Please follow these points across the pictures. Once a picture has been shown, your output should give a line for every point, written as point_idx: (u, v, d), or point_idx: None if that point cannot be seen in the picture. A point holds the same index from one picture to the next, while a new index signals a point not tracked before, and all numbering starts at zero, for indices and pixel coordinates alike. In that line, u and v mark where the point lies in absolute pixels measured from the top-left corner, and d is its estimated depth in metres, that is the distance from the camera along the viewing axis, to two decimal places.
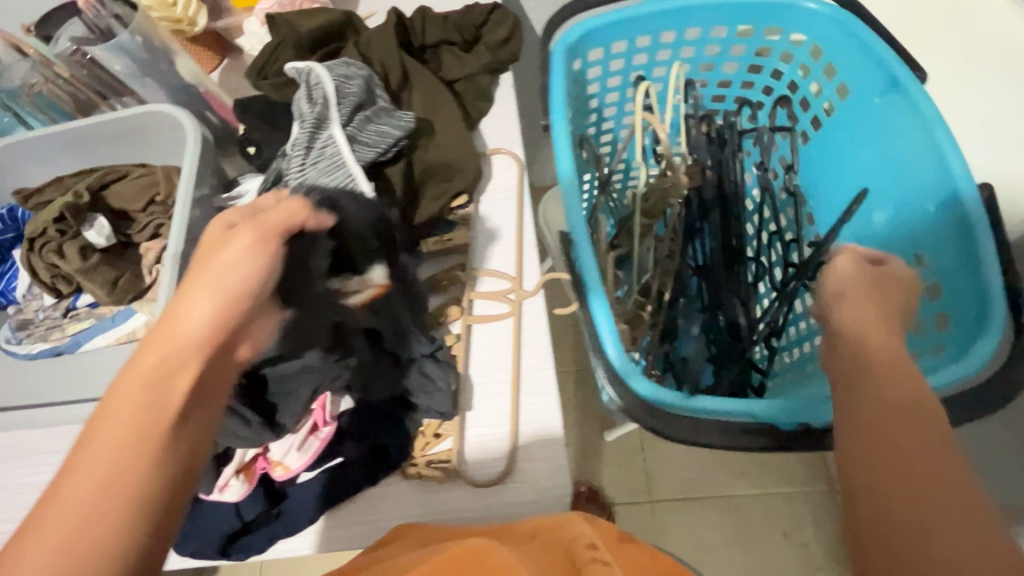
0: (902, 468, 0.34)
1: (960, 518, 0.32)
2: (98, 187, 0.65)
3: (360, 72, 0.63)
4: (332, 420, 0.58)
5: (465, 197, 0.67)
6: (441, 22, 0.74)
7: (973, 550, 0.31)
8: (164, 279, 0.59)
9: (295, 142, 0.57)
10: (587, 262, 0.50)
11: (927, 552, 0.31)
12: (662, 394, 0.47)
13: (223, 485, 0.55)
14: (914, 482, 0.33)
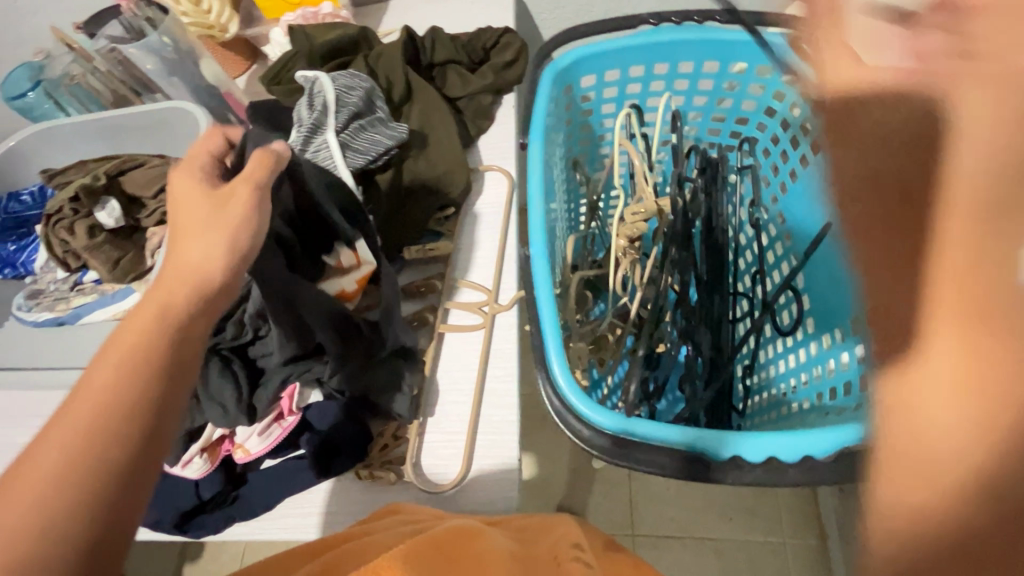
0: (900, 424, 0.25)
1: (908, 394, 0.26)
2: (114, 172, 0.70)
3: (363, 86, 0.67)
4: (298, 411, 0.59)
5: (451, 210, 0.70)
6: (450, 43, 0.78)
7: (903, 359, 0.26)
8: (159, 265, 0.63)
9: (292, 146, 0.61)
10: (541, 289, 0.51)
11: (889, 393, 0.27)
12: (610, 420, 0.46)
13: (186, 460, 0.57)
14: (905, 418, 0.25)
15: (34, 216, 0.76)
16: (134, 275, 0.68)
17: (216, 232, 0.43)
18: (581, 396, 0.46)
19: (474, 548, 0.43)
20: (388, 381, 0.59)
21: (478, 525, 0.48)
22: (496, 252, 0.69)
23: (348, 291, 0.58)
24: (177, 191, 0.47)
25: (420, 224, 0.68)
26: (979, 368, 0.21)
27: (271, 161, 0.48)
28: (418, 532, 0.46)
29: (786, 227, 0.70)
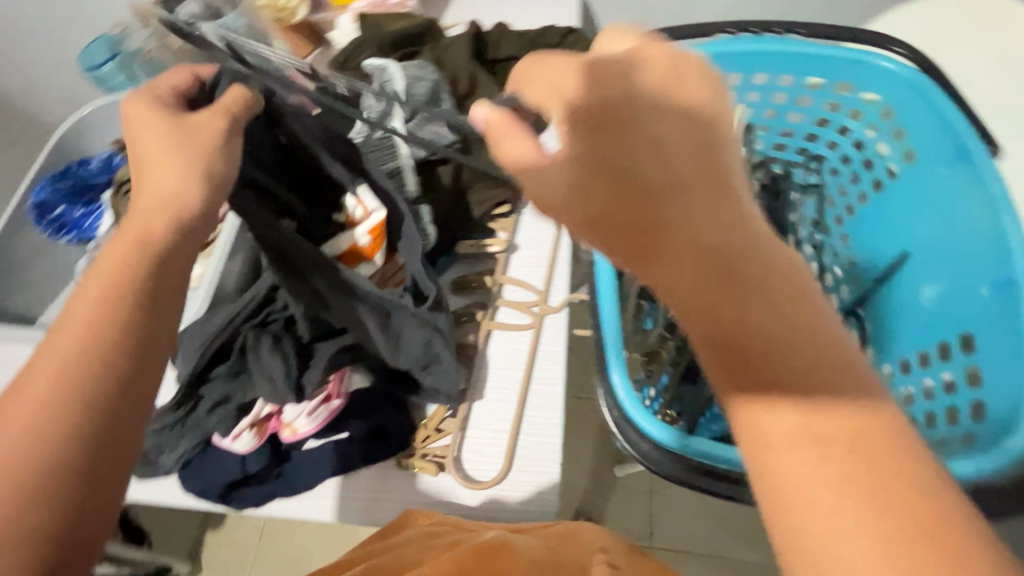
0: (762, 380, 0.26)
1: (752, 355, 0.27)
2: None
3: (429, 80, 0.67)
4: (344, 395, 0.60)
5: (506, 208, 0.70)
6: (515, 39, 0.78)
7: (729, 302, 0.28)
8: (220, 243, 0.66)
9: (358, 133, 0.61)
10: (604, 296, 0.51)
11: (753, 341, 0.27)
12: (666, 434, 0.45)
13: (236, 434, 0.58)
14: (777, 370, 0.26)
15: (102, 184, 0.78)
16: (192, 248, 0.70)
17: (196, 184, 0.41)
18: (639, 407, 0.46)
19: (513, 561, 0.43)
20: (407, 341, 0.57)
21: (506, 537, 0.47)
22: (546, 254, 0.69)
23: (361, 244, 0.59)
24: (139, 124, 0.43)
25: (474, 220, 0.68)
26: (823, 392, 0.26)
27: (249, 100, 0.45)
28: (454, 545, 0.46)
29: (850, 252, 0.67)
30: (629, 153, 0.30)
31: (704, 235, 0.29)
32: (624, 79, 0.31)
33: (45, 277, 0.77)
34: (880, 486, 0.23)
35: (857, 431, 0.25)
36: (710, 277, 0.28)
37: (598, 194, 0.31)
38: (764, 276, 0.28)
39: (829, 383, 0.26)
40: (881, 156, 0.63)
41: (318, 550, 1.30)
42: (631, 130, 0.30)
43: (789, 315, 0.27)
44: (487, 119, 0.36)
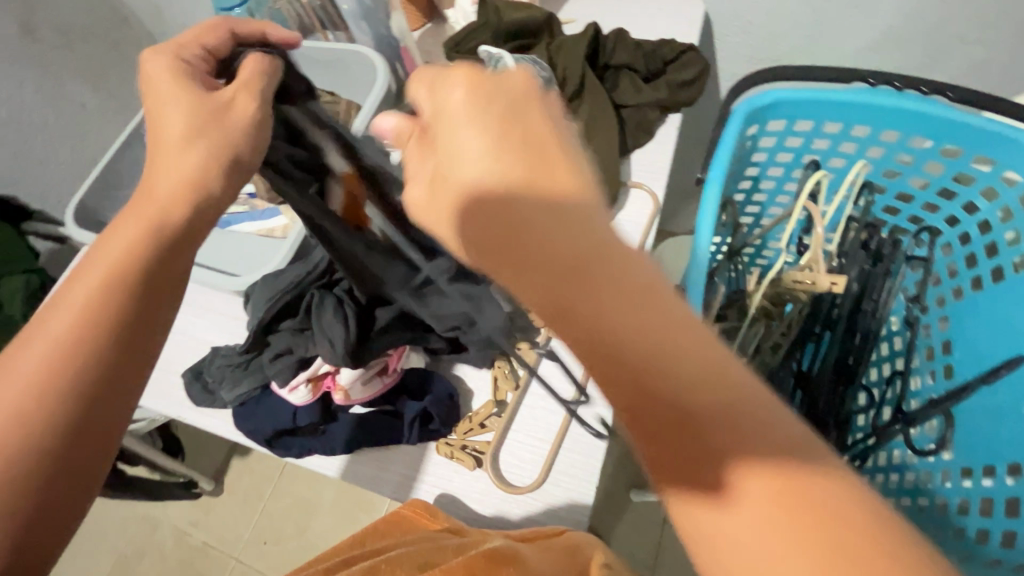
0: (672, 426, 0.26)
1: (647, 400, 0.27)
2: None
3: (544, 77, 0.65)
4: (397, 371, 0.62)
5: None
6: (632, 48, 0.76)
7: (622, 333, 0.28)
8: None
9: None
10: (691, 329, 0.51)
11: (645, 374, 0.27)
12: None
13: (293, 386, 0.60)
14: (678, 411, 0.27)
15: None
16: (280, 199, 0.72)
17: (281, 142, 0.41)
18: None
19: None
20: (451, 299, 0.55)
21: (518, 548, 0.46)
22: None
23: None
24: (168, 75, 0.42)
25: None
26: (732, 422, 0.26)
27: (263, 66, 0.41)
28: (462, 551, 0.44)
29: (946, 334, 0.63)
30: (475, 177, 0.32)
31: (553, 248, 0.30)
32: (467, 92, 0.34)
33: None
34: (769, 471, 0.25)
35: (735, 431, 0.26)
36: (606, 308, 0.28)
37: (465, 221, 0.33)
38: (616, 278, 0.29)
39: (692, 387, 0.27)
40: (1010, 244, 0.56)
41: (331, 497, 1.35)
42: (475, 148, 0.33)
43: (651, 317, 0.28)
44: (396, 129, 0.37)
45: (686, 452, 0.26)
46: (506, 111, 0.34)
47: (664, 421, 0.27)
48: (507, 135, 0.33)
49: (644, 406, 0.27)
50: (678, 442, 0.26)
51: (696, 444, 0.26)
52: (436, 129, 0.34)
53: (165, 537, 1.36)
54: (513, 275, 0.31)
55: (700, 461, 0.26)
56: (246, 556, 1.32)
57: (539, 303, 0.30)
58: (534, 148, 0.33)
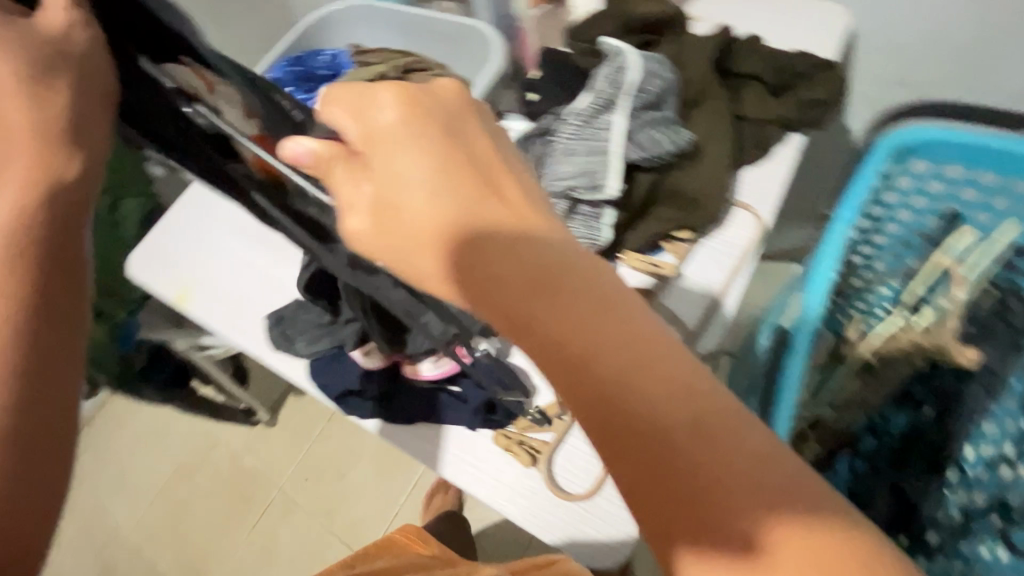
0: (658, 453, 0.25)
1: (632, 425, 0.25)
2: (405, 69, 0.75)
3: (665, 79, 0.61)
4: (466, 354, 0.62)
5: (687, 233, 0.64)
6: (763, 56, 0.70)
7: (605, 345, 0.27)
8: None
9: (573, 121, 0.59)
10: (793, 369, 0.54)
11: (631, 395, 0.26)
12: None
13: (367, 350, 0.62)
14: (670, 433, 0.25)
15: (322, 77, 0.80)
16: None
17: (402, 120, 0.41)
18: None
19: None
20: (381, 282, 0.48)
21: None
22: (711, 296, 0.62)
23: None
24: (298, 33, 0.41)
25: (654, 236, 0.63)
26: (721, 437, 0.25)
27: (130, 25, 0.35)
28: None
29: None
30: (420, 203, 0.33)
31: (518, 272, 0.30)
32: (398, 105, 0.34)
33: None
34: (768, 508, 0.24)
35: (720, 470, 0.24)
36: (587, 319, 0.27)
37: (416, 255, 0.33)
38: (586, 299, 0.28)
39: (671, 417, 0.25)
40: None
41: (373, 451, 1.42)
42: (411, 171, 0.33)
43: (625, 342, 0.27)
44: (312, 152, 0.35)
45: (681, 481, 0.25)
46: (441, 121, 0.35)
47: (652, 444, 0.25)
48: (452, 156, 0.34)
49: (629, 431, 0.25)
50: (668, 466, 0.25)
51: (688, 469, 0.25)
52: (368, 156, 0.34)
53: (220, 456, 1.47)
54: (490, 305, 0.30)
55: (697, 488, 0.24)
56: (289, 488, 1.41)
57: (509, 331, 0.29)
58: (478, 171, 0.34)
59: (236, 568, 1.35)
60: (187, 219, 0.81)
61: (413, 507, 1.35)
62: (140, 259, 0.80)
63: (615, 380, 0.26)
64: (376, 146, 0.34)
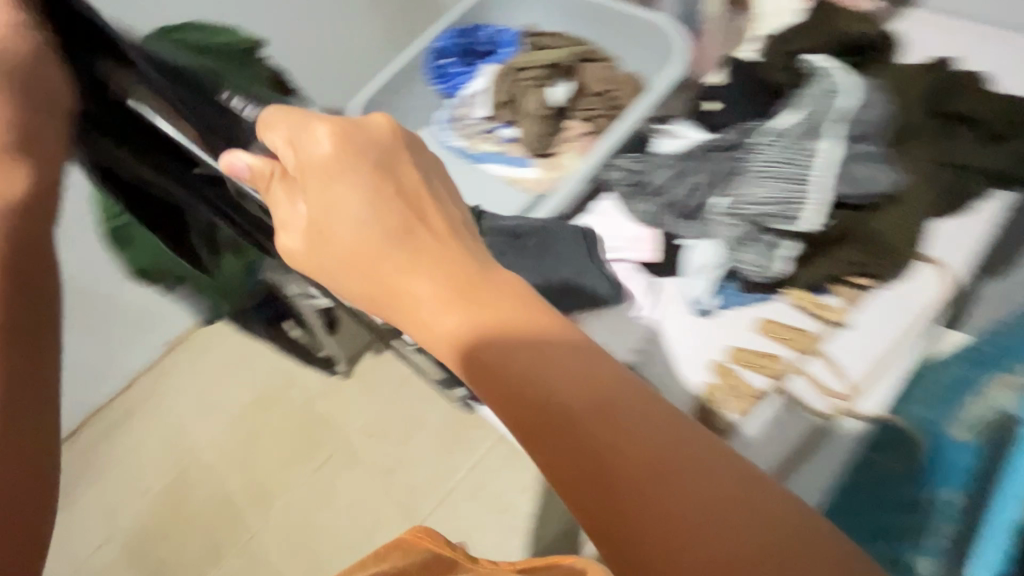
0: (601, 457, 0.31)
1: (576, 435, 0.32)
2: (580, 58, 0.74)
3: (879, 113, 0.59)
4: None
5: (865, 280, 0.59)
6: (987, 100, 0.62)
7: (560, 365, 0.34)
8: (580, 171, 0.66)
9: (777, 144, 0.59)
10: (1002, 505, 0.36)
11: (575, 405, 0.33)
12: None
13: None
14: (609, 443, 0.31)
15: (492, 57, 0.83)
16: (539, 152, 0.72)
17: None
18: None
19: None
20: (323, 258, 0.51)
21: None
22: (879, 353, 0.57)
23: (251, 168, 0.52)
24: None
25: (825, 276, 0.59)
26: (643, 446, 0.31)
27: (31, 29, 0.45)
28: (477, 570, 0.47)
29: None
30: (349, 227, 0.39)
31: (436, 288, 0.37)
32: (333, 144, 0.41)
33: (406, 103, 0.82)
34: (651, 469, 0.31)
35: (605, 441, 0.31)
36: (549, 346, 0.35)
37: (347, 269, 0.40)
38: (525, 323, 0.35)
39: (564, 403, 0.33)
40: None
41: (439, 426, 1.44)
42: (346, 195, 0.40)
43: (578, 367, 0.34)
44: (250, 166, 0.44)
45: (615, 479, 0.31)
46: (372, 156, 0.42)
47: (593, 451, 0.32)
48: (380, 186, 0.41)
49: (576, 436, 0.32)
50: (603, 469, 0.31)
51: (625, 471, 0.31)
52: (300, 173, 0.42)
53: (296, 396, 1.55)
54: (430, 317, 0.37)
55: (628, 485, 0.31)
56: (355, 438, 1.47)
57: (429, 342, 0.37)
58: (405, 198, 0.40)
59: (294, 504, 1.43)
60: None
61: (471, 481, 1.36)
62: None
63: (563, 394, 0.33)
64: (321, 181, 0.40)
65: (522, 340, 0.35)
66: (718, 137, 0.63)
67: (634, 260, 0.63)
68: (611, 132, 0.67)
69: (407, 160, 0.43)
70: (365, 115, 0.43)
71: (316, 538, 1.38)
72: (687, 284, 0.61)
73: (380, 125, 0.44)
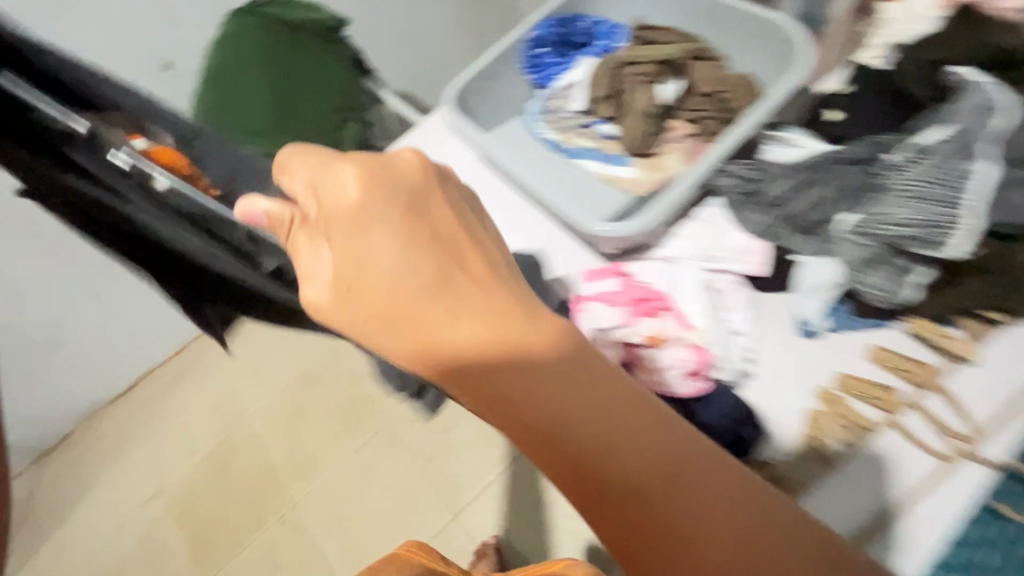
0: (608, 479, 0.40)
1: (581, 464, 0.40)
2: (691, 55, 0.70)
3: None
4: (705, 378, 0.56)
5: (998, 314, 0.54)
6: None
7: (564, 398, 0.40)
8: (689, 174, 0.62)
9: (924, 163, 0.55)
10: None
11: (581, 437, 0.40)
12: None
13: (601, 342, 0.58)
14: (611, 469, 0.40)
15: (591, 49, 0.82)
16: (642, 151, 0.69)
17: None
18: None
19: None
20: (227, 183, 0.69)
21: None
22: (1010, 395, 0.52)
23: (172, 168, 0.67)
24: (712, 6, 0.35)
25: (956, 307, 0.55)
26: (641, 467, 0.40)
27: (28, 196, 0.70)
28: None
29: None
30: (382, 277, 0.42)
31: (473, 335, 0.41)
32: (359, 186, 0.43)
33: (499, 91, 0.80)
34: (672, 482, 0.41)
35: (608, 462, 0.40)
36: (556, 384, 0.40)
37: (375, 320, 0.42)
38: (535, 363, 0.41)
39: (596, 431, 0.40)
40: None
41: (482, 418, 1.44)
42: (382, 246, 0.42)
43: (585, 403, 0.40)
44: (270, 212, 0.47)
45: (628, 498, 0.40)
46: (403, 200, 0.44)
47: (598, 478, 0.40)
48: (413, 230, 0.43)
49: (583, 467, 0.40)
50: (612, 486, 0.40)
51: (629, 486, 0.40)
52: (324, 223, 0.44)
53: (343, 375, 1.56)
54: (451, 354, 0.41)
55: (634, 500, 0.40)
56: (397, 422, 1.48)
57: (468, 388, 0.41)
58: (438, 242, 0.43)
59: (333, 481, 1.45)
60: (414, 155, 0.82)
61: (509, 476, 1.36)
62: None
63: (568, 430, 0.40)
64: (348, 230, 0.43)
65: (533, 382, 0.40)
66: (847, 150, 0.60)
67: (739, 272, 0.61)
68: (725, 135, 0.64)
69: (438, 199, 0.45)
70: (394, 154, 0.45)
71: (351, 516, 1.41)
72: (797, 302, 0.59)
73: (409, 166, 0.45)
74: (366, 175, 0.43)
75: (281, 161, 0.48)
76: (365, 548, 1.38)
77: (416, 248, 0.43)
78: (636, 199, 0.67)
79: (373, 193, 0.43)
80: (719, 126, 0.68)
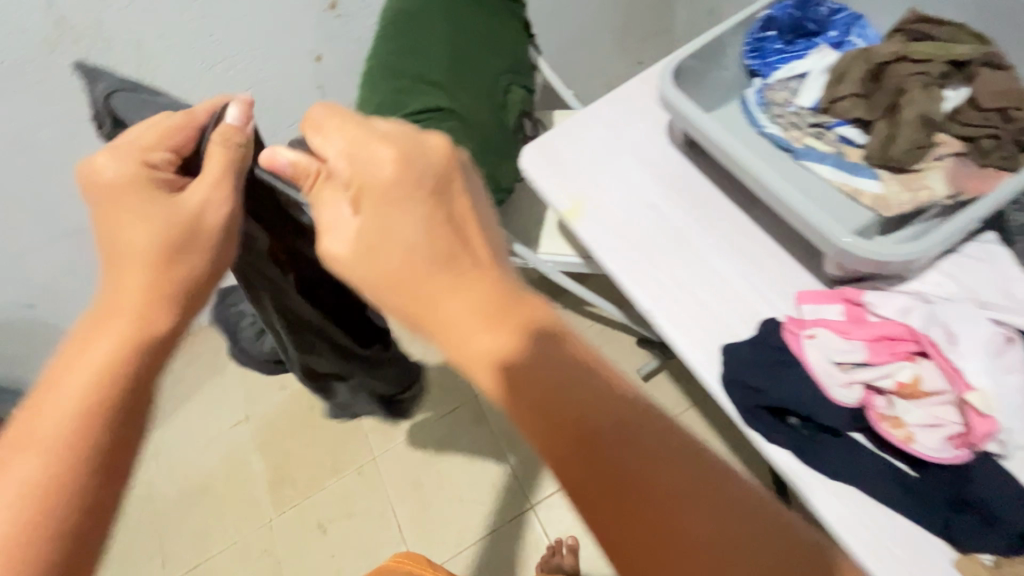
0: (629, 499, 0.32)
1: (598, 478, 0.32)
2: (973, 62, 0.61)
3: None
4: (968, 446, 0.48)
5: None
6: None
7: (577, 389, 0.33)
8: (976, 206, 0.53)
9: None
10: None
11: (599, 444, 0.32)
12: None
13: (846, 382, 0.51)
14: (632, 485, 0.32)
15: (826, 40, 0.72)
16: (899, 165, 0.59)
17: None
18: None
19: None
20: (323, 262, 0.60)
21: None
22: None
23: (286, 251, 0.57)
24: None
25: None
26: (670, 492, 0.32)
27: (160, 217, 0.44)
28: None
29: None
30: (398, 244, 0.36)
31: (470, 309, 0.35)
32: (391, 161, 0.38)
33: (715, 75, 0.71)
34: (699, 509, 0.31)
35: (630, 474, 0.32)
36: (569, 375, 0.34)
37: (387, 286, 0.37)
38: (544, 348, 0.34)
39: (614, 440, 0.32)
40: None
41: None
42: (399, 216, 0.37)
43: (606, 406, 0.33)
44: (293, 163, 0.41)
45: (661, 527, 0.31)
46: (425, 179, 0.38)
47: (612, 496, 0.32)
48: (436, 210, 0.38)
49: (604, 484, 0.32)
50: (632, 508, 0.31)
51: (660, 509, 0.31)
52: (357, 189, 0.38)
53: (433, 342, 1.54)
54: (459, 321, 0.35)
55: (664, 528, 0.31)
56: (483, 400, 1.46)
57: (469, 361, 0.35)
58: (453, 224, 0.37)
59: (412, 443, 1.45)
60: (600, 131, 0.76)
61: None
62: (535, 153, 0.76)
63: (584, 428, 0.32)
64: (374, 200, 0.37)
65: (544, 371, 0.34)
66: None
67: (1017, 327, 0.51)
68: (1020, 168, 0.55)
69: (463, 192, 0.39)
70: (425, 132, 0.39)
71: (427, 483, 1.41)
72: None
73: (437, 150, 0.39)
74: (400, 147, 0.38)
75: (308, 122, 0.41)
76: (437, 515, 1.37)
77: (441, 225, 0.37)
78: (886, 220, 0.58)
79: (398, 160, 0.38)
80: (1003, 148, 0.57)
